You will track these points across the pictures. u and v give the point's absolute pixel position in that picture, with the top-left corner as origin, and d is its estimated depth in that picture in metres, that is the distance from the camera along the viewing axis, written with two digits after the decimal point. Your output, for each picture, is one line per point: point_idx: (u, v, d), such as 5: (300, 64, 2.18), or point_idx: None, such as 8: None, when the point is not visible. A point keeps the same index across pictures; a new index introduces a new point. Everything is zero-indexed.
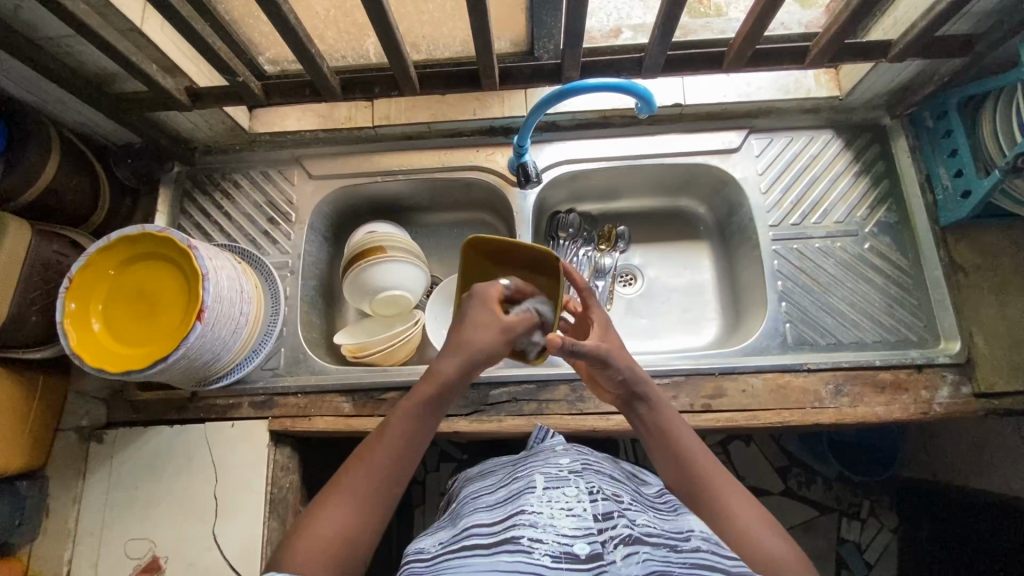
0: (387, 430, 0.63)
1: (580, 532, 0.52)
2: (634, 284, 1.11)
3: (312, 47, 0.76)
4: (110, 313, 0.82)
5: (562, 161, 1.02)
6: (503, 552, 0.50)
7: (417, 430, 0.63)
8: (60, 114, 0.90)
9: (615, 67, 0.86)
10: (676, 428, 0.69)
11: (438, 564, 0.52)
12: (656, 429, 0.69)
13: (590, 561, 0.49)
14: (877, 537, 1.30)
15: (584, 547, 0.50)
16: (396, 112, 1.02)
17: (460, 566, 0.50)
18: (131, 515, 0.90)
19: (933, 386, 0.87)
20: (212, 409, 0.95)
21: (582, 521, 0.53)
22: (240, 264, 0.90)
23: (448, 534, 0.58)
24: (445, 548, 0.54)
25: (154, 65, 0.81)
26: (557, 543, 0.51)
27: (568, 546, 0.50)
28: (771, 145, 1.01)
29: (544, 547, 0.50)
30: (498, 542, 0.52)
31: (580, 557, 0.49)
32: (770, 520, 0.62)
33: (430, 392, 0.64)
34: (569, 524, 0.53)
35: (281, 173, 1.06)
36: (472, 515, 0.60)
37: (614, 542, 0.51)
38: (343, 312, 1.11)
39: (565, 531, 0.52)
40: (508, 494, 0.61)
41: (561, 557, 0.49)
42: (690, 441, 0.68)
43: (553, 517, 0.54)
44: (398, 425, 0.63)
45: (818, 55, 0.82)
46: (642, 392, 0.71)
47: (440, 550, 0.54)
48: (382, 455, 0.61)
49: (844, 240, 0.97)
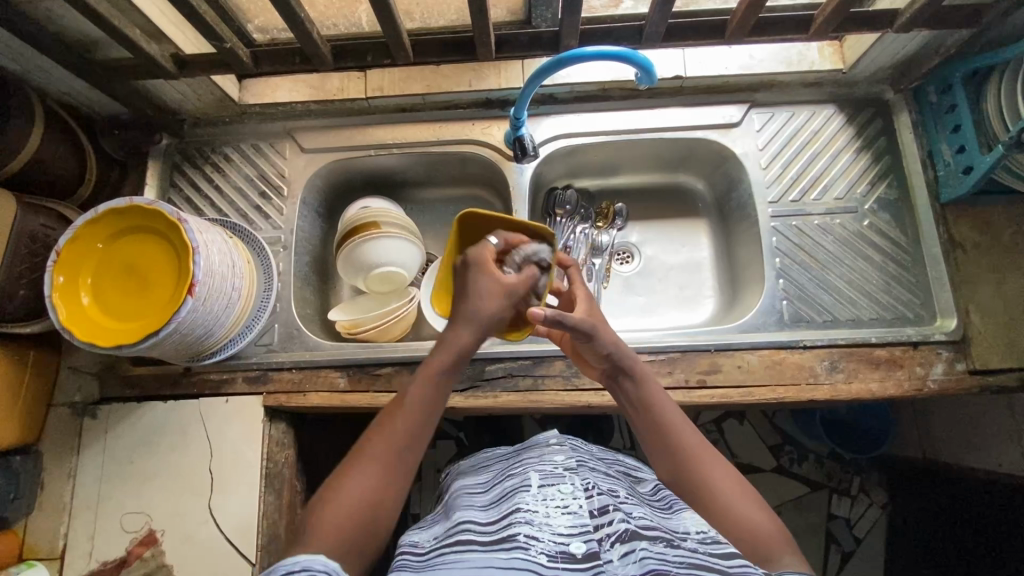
0: (411, 397, 0.63)
1: (577, 530, 0.53)
2: (632, 261, 1.10)
3: (301, 12, 0.74)
4: (99, 286, 0.81)
5: (560, 135, 1.00)
6: (500, 549, 0.50)
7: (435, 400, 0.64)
8: (43, 82, 0.87)
9: (614, 35, 0.84)
10: (658, 401, 0.69)
11: (430, 560, 0.52)
12: (638, 404, 0.69)
13: (587, 560, 0.49)
14: (866, 513, 1.32)
15: (580, 546, 0.50)
16: (389, 83, 0.99)
17: (453, 562, 0.50)
18: (127, 489, 0.90)
19: (928, 362, 0.87)
20: (206, 385, 0.94)
21: (579, 519, 0.54)
22: (231, 237, 0.89)
23: (442, 529, 0.59)
24: (439, 545, 0.55)
25: (138, 30, 0.77)
26: (553, 541, 0.51)
27: (565, 545, 0.50)
28: (772, 120, 0.99)
29: (541, 545, 0.50)
30: (492, 540, 0.52)
31: (577, 556, 0.49)
32: (754, 494, 0.62)
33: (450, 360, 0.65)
34: (565, 523, 0.54)
35: (273, 146, 1.04)
36: (466, 510, 0.60)
37: (611, 540, 0.51)
38: (338, 289, 1.10)
39: (562, 530, 0.53)
40: (503, 492, 0.62)
41: (557, 556, 0.49)
42: (675, 418, 0.67)
43: (549, 516, 0.55)
44: (410, 397, 0.63)
45: (823, 25, 0.80)
46: (626, 367, 0.71)
47: (434, 546, 0.55)
48: (402, 425, 0.61)
49: (844, 217, 0.96)
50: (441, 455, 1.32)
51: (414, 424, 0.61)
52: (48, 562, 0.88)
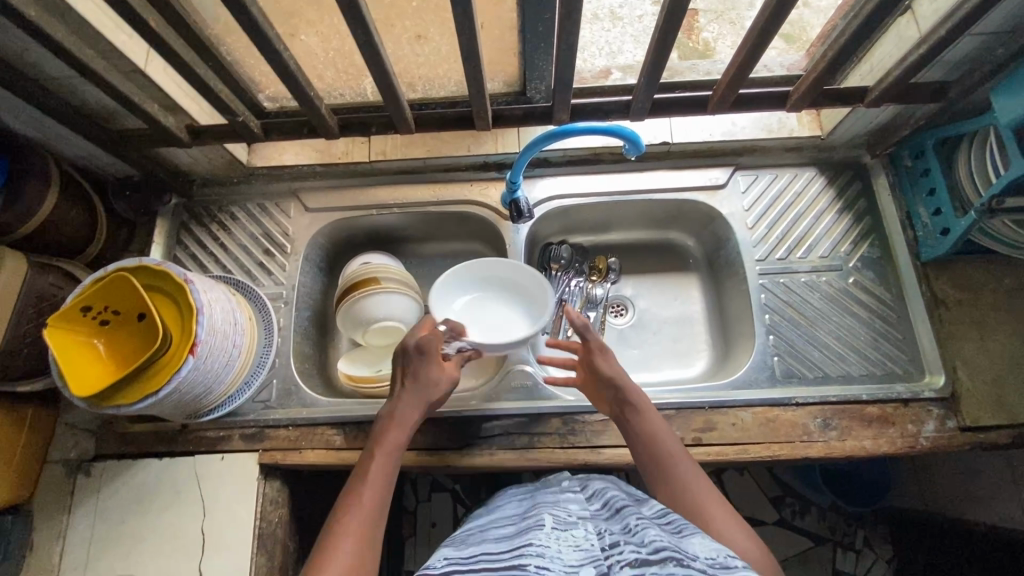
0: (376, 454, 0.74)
1: (586, 561, 0.52)
2: (625, 315, 1.12)
3: (311, 89, 0.79)
4: (79, 347, 0.79)
5: (553, 196, 1.05)
6: None
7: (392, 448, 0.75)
8: (60, 147, 0.92)
9: (603, 110, 0.90)
10: (660, 434, 0.76)
11: None
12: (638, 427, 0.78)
13: None
14: (872, 569, 1.30)
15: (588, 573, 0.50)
16: (393, 148, 1.05)
17: None
18: (117, 550, 0.89)
19: (919, 420, 0.88)
20: (202, 442, 0.94)
21: (590, 556, 0.52)
22: (234, 295, 0.92)
23: (457, 555, 0.57)
24: (451, 567, 0.53)
25: (156, 105, 0.82)
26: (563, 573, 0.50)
27: None
28: (756, 182, 1.04)
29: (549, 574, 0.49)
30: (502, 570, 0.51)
31: None
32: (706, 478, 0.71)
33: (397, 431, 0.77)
34: (575, 557, 0.52)
35: (278, 206, 1.08)
36: (481, 545, 0.59)
37: (621, 565, 0.50)
38: (337, 343, 1.11)
39: (571, 563, 0.51)
40: (517, 529, 0.60)
41: None
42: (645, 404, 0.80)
43: (560, 552, 0.53)
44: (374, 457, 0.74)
45: (799, 99, 0.85)
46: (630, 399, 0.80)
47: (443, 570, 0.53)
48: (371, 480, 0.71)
49: (829, 275, 0.99)
50: (439, 509, 1.30)
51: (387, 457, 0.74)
52: None
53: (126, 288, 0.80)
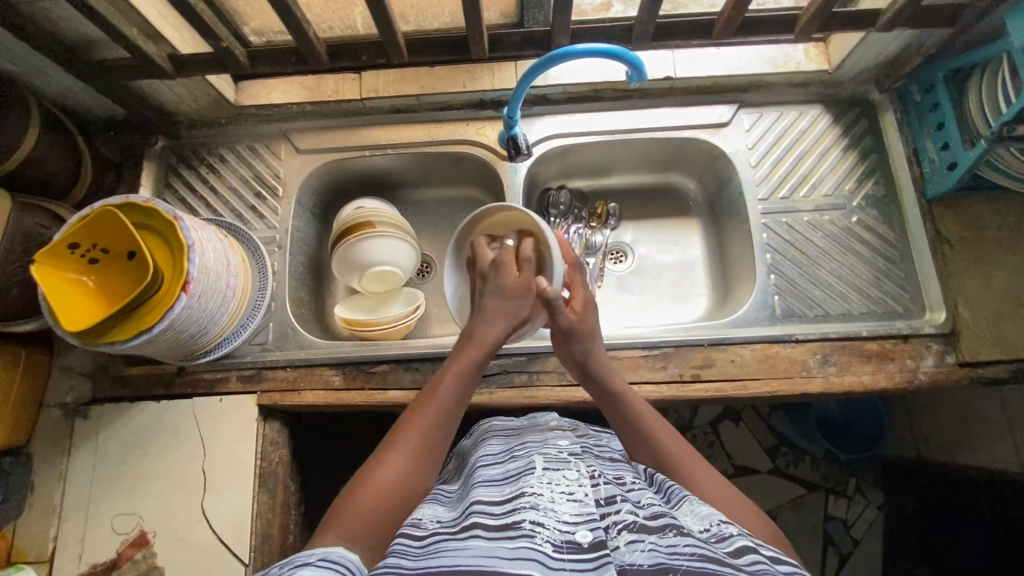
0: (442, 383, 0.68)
1: (582, 518, 0.51)
2: (626, 260, 1.11)
3: (297, 10, 0.75)
4: (69, 284, 0.77)
5: (553, 135, 1.02)
6: (504, 537, 0.48)
7: (462, 382, 0.69)
8: (38, 82, 0.88)
9: (605, 35, 0.86)
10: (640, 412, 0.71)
11: (432, 546, 0.50)
12: (615, 409, 0.72)
13: (593, 549, 0.47)
14: (862, 514, 1.32)
15: (586, 535, 0.48)
16: (385, 85, 1.01)
17: (459, 549, 0.48)
18: (119, 490, 0.89)
19: (918, 355, 0.88)
20: (200, 384, 0.93)
21: (584, 508, 0.53)
22: (226, 236, 0.90)
23: (448, 513, 0.57)
24: (442, 532, 0.52)
25: (136, 30, 0.78)
26: (558, 530, 0.49)
27: (570, 535, 0.48)
28: (760, 120, 1.01)
29: (546, 533, 0.48)
30: (499, 526, 0.50)
31: (583, 545, 0.47)
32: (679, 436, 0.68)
33: (471, 354, 0.71)
34: (570, 510, 0.52)
35: (268, 148, 1.04)
36: (476, 489, 0.59)
37: (617, 528, 0.50)
38: (333, 290, 1.10)
39: (566, 518, 0.51)
40: (508, 473, 0.61)
41: (562, 546, 0.47)
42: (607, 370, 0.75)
43: (554, 502, 0.53)
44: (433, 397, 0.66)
45: (808, 24, 0.82)
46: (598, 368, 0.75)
47: (437, 530, 0.52)
48: (428, 412, 0.65)
49: (833, 214, 0.97)
50: None
51: (455, 391, 0.67)
52: (37, 566, 0.87)
53: (114, 227, 0.77)
